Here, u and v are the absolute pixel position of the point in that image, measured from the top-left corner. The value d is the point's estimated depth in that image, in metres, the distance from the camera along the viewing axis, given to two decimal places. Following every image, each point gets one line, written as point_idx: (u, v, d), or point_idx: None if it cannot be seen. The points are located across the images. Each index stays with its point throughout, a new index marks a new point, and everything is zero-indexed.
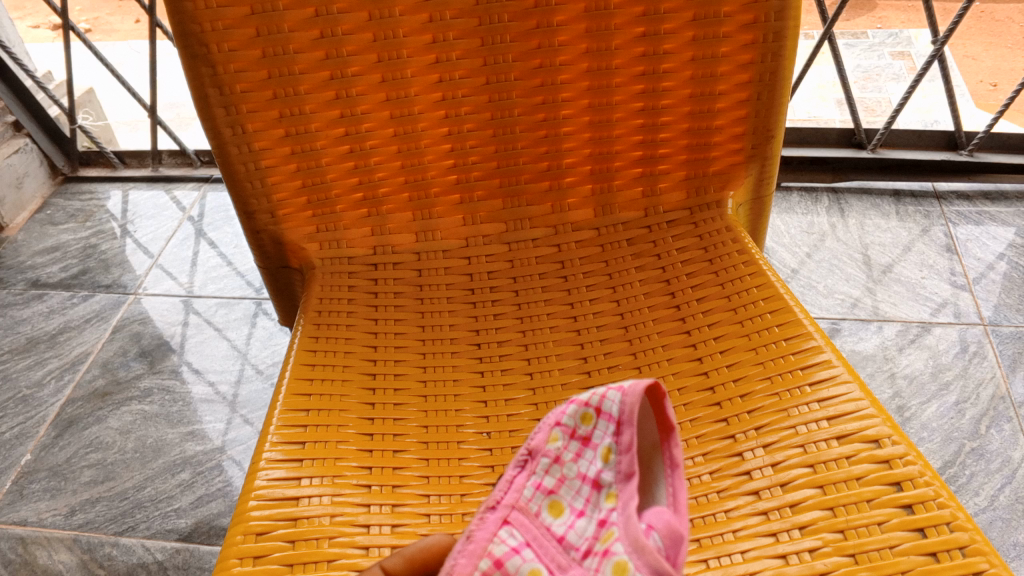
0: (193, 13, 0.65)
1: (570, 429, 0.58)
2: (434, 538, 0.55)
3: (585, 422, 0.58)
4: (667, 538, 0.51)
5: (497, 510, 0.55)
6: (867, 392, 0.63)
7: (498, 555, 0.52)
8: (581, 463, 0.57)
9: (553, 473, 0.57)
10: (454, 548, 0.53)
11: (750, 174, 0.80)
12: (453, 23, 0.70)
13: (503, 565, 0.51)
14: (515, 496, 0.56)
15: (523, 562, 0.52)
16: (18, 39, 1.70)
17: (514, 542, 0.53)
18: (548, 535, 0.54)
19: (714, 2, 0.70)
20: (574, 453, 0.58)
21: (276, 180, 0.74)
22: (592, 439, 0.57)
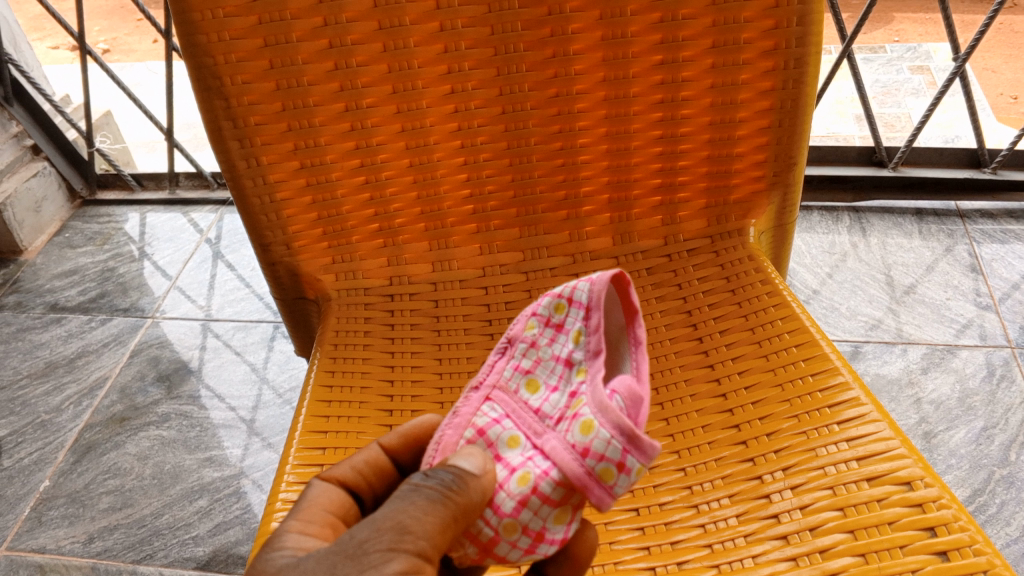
0: (206, 46, 0.64)
1: (544, 318, 0.57)
2: (429, 418, 0.57)
3: (558, 311, 0.57)
4: (629, 400, 0.49)
5: (480, 390, 0.56)
6: (897, 431, 0.61)
7: (480, 426, 0.53)
8: (556, 346, 0.56)
9: (529, 356, 0.56)
10: (443, 423, 0.55)
11: (772, 201, 0.78)
12: (468, 53, 0.69)
13: (484, 434, 0.53)
14: (496, 376, 0.56)
15: (503, 431, 0.53)
16: (37, 65, 1.72)
17: (494, 417, 0.53)
18: (525, 408, 0.53)
19: (734, 29, 0.68)
20: (549, 338, 0.56)
21: (291, 213, 0.74)
22: (565, 324, 0.56)
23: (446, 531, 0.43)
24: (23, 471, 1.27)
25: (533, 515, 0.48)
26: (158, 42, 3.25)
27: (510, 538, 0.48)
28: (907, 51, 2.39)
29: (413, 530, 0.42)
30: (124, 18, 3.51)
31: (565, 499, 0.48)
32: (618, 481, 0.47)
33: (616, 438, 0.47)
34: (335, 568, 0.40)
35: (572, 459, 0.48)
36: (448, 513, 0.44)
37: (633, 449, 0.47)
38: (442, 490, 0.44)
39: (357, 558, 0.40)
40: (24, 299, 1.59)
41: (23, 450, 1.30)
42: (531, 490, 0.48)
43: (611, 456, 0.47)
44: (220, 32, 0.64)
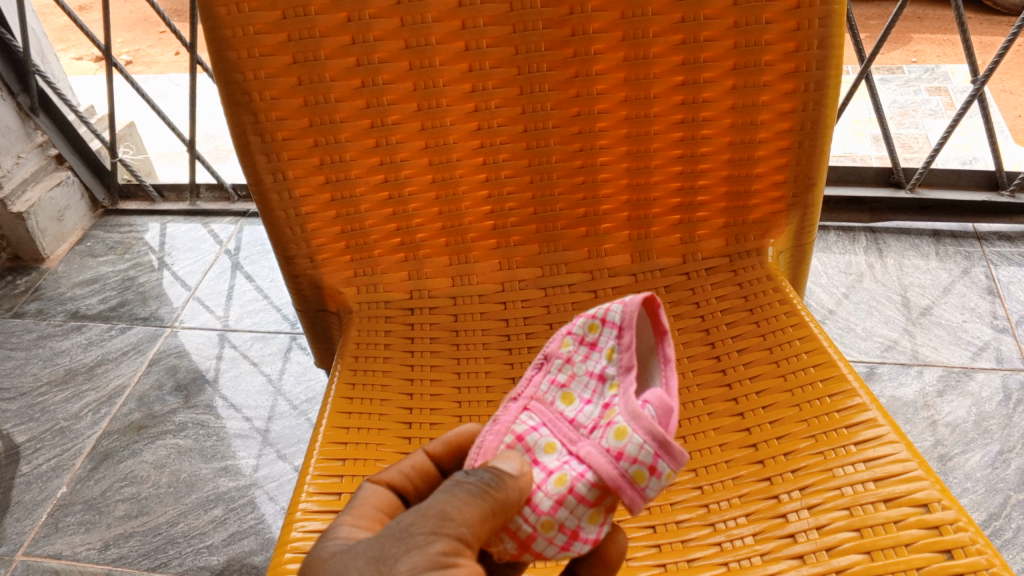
0: (236, 62, 0.66)
1: (579, 336, 0.58)
2: (469, 427, 0.57)
3: (592, 330, 0.58)
4: (660, 410, 0.51)
5: (518, 401, 0.57)
6: (914, 452, 0.61)
7: (519, 433, 0.54)
8: (590, 362, 0.57)
9: (565, 371, 0.58)
10: (483, 430, 0.56)
11: (792, 221, 0.78)
12: (492, 72, 0.70)
13: (523, 439, 0.54)
14: (534, 389, 0.57)
15: (540, 438, 0.54)
16: (63, 76, 1.75)
17: (532, 425, 0.55)
18: (561, 418, 0.55)
19: (755, 51, 0.69)
20: (583, 355, 0.58)
21: (315, 227, 0.75)
22: (598, 343, 0.57)
23: (488, 523, 0.44)
24: (41, 477, 1.28)
25: (569, 514, 0.49)
26: (181, 54, 3.30)
27: (547, 535, 0.49)
28: (925, 72, 2.41)
29: (455, 517, 0.43)
30: (147, 30, 3.56)
31: (600, 500, 0.50)
32: (651, 484, 0.49)
33: (649, 443, 0.48)
34: (382, 550, 0.41)
35: (606, 462, 0.49)
36: (489, 506, 0.44)
37: (664, 454, 0.48)
38: (483, 484, 0.45)
39: (403, 540, 0.41)
40: (45, 307, 1.61)
41: (42, 456, 1.32)
42: (567, 490, 0.49)
43: (644, 460, 0.48)
44: (249, 49, 0.66)
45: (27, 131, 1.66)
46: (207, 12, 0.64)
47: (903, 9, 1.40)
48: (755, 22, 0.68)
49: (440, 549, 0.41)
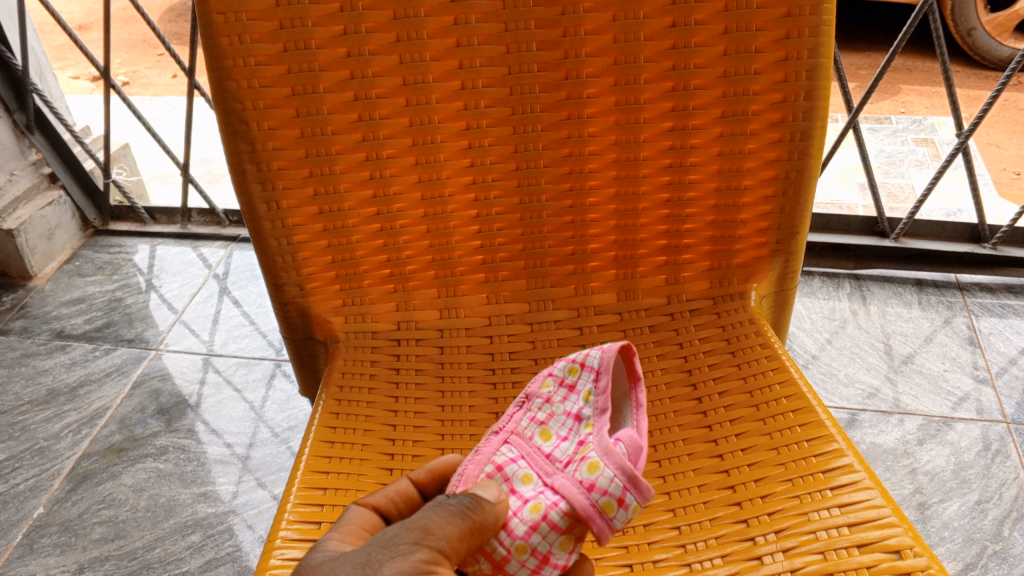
0: (236, 92, 0.67)
1: (559, 379, 0.61)
2: (452, 456, 0.58)
3: (571, 373, 0.61)
4: (631, 448, 0.54)
5: (499, 434, 0.59)
6: (888, 499, 0.62)
7: (498, 462, 0.56)
8: (568, 403, 0.60)
9: (544, 410, 0.60)
10: (464, 459, 0.58)
11: (775, 266, 0.79)
12: (487, 111, 0.72)
13: (502, 469, 0.56)
14: (514, 424, 0.60)
15: (518, 470, 0.56)
16: (60, 96, 1.76)
17: (511, 456, 0.57)
18: (539, 452, 0.57)
19: (743, 100, 0.71)
20: (562, 396, 0.60)
21: (306, 255, 0.75)
22: (576, 386, 0.60)
23: (467, 542, 0.45)
24: (18, 497, 1.27)
25: (542, 540, 0.52)
26: (178, 78, 3.32)
27: (520, 558, 0.51)
28: (912, 124, 2.46)
29: (436, 531, 0.44)
30: (145, 52, 3.59)
31: (570, 528, 0.52)
32: (618, 515, 0.51)
33: (618, 478, 0.52)
34: (368, 557, 0.42)
35: (579, 493, 0.52)
36: (469, 525, 0.46)
37: (632, 488, 0.51)
38: (464, 504, 0.46)
39: (387, 549, 0.42)
40: (30, 325, 1.60)
41: (19, 476, 1.30)
42: (541, 517, 0.52)
43: (613, 492, 0.51)
44: (250, 80, 0.67)
45: (21, 149, 1.67)
46: (210, 42, 0.65)
47: (890, 63, 1.42)
48: (745, 72, 0.70)
49: (421, 558, 0.42)
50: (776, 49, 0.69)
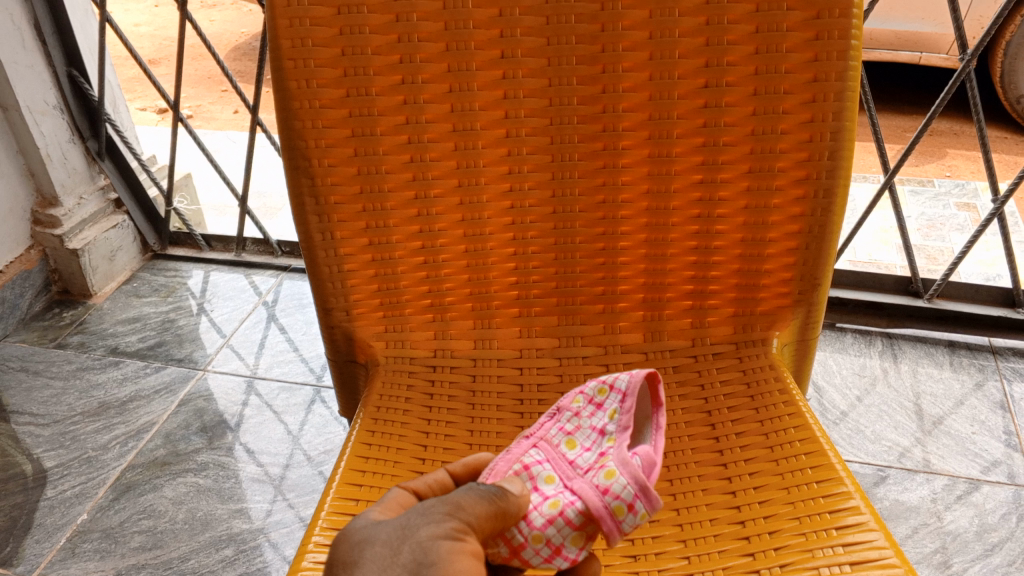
0: (300, 130, 0.73)
1: (589, 396, 0.66)
2: (483, 455, 0.62)
3: (600, 393, 0.66)
4: (645, 461, 0.59)
5: (529, 438, 0.65)
6: (892, 542, 0.64)
7: (525, 462, 0.62)
8: (594, 418, 0.65)
9: (572, 422, 0.65)
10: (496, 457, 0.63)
11: (796, 317, 0.82)
12: (528, 157, 0.77)
13: (528, 468, 0.61)
14: (544, 432, 0.65)
15: (542, 471, 0.61)
16: (131, 126, 1.87)
17: (537, 458, 0.62)
18: (563, 458, 0.62)
19: (770, 158, 0.75)
20: (590, 412, 0.65)
21: (354, 283, 0.81)
22: (604, 404, 0.65)
23: (493, 523, 0.49)
24: (65, 503, 1.33)
25: (557, 532, 0.56)
26: (239, 113, 3.46)
27: (535, 546, 0.55)
28: (955, 189, 2.46)
29: (467, 506, 0.48)
30: (210, 88, 3.75)
31: (583, 526, 0.57)
32: (627, 519, 0.56)
33: (631, 485, 0.56)
34: (406, 522, 0.46)
35: (595, 496, 0.57)
36: (497, 507, 0.50)
37: (643, 497, 0.56)
38: (492, 490, 0.51)
39: (424, 514, 0.47)
40: (87, 340, 1.68)
41: (68, 482, 1.37)
42: (558, 512, 0.56)
43: (625, 497, 0.56)
44: (313, 120, 0.73)
45: (91, 174, 1.77)
46: (280, 85, 0.72)
47: (927, 127, 1.46)
48: (771, 131, 0.74)
49: (454, 527, 0.46)
50: (802, 111, 0.73)
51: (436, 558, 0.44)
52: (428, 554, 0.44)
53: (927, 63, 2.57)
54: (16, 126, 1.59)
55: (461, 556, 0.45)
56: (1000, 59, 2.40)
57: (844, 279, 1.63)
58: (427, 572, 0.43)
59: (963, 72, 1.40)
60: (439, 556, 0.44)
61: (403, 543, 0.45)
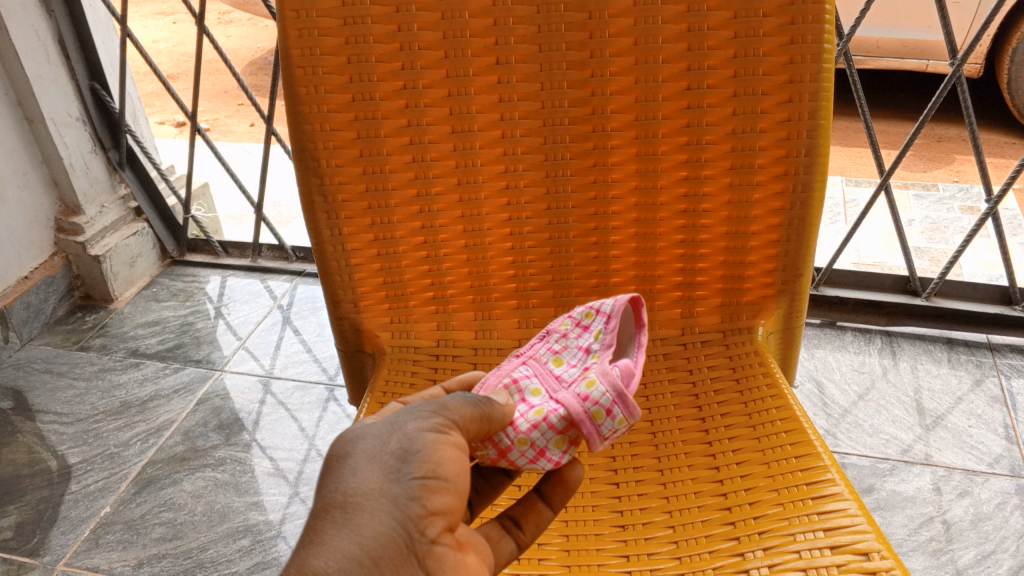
0: (310, 134, 0.78)
1: (577, 319, 0.78)
2: (475, 373, 0.72)
3: (588, 316, 0.77)
4: (624, 372, 0.69)
5: (520, 357, 0.75)
6: (865, 510, 0.68)
7: (515, 376, 0.72)
8: (581, 339, 0.76)
9: (560, 342, 0.77)
10: (489, 372, 0.73)
11: (781, 305, 0.86)
12: (523, 157, 0.82)
13: (516, 381, 0.72)
14: (534, 352, 0.76)
15: (530, 384, 0.72)
16: (151, 137, 1.93)
17: (526, 373, 0.73)
18: (549, 373, 0.73)
19: (750, 154, 0.80)
20: (576, 333, 0.77)
21: (361, 276, 0.86)
22: (590, 326, 0.77)
23: (476, 424, 0.57)
24: (88, 496, 1.39)
25: (540, 436, 0.66)
26: (255, 126, 3.53)
27: (520, 448, 0.65)
28: (959, 191, 2.50)
29: (453, 407, 0.56)
30: (226, 102, 3.84)
31: (565, 431, 0.67)
32: (606, 422, 0.67)
33: (609, 393, 0.67)
34: (397, 417, 0.54)
35: (577, 403, 0.68)
36: (480, 412, 0.58)
37: (619, 403, 0.67)
38: (477, 399, 0.59)
39: (412, 412, 0.54)
40: (109, 343, 1.74)
41: (91, 477, 1.42)
42: (542, 418, 0.67)
43: (604, 403, 0.67)
44: (322, 124, 0.78)
45: (113, 183, 1.83)
46: (291, 91, 0.77)
47: (922, 127, 1.49)
48: (751, 130, 0.79)
49: (439, 423, 0.54)
50: (780, 110, 0.77)
51: (421, 446, 0.52)
52: (415, 443, 0.52)
53: (934, 70, 2.59)
54: (42, 138, 1.65)
55: (444, 446, 0.53)
56: (1008, 65, 2.40)
57: (843, 278, 1.68)
58: (413, 457, 0.51)
59: (953, 75, 1.43)
60: (424, 445, 0.52)
61: (393, 434, 0.53)
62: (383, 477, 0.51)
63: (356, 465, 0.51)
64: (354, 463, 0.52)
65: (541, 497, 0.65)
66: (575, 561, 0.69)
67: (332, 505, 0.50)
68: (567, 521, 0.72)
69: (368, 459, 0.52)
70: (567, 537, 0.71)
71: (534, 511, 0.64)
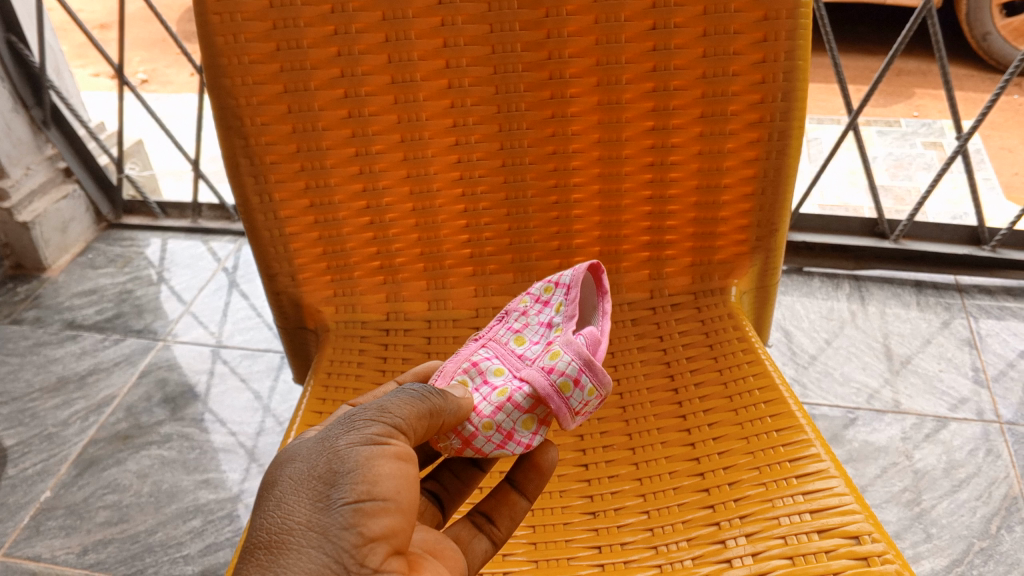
0: (230, 89, 0.70)
1: (536, 295, 0.72)
2: (432, 363, 0.67)
3: (547, 291, 0.72)
4: (590, 340, 0.64)
5: (479, 341, 0.70)
6: (852, 488, 0.63)
7: (474, 359, 0.67)
8: (541, 314, 0.70)
9: (520, 321, 0.71)
10: (445, 361, 0.68)
11: (755, 262, 0.81)
12: (473, 109, 0.74)
13: (476, 365, 0.66)
14: (493, 334, 0.70)
15: (492, 367, 0.66)
16: (77, 92, 1.79)
17: (486, 355, 0.67)
18: (511, 353, 0.67)
19: (722, 100, 0.73)
20: (536, 309, 0.71)
21: (298, 247, 0.78)
22: (550, 300, 0.71)
23: (423, 421, 0.52)
24: (26, 481, 1.30)
25: (506, 418, 0.61)
26: (195, 77, 3.36)
27: (486, 433, 0.60)
28: (921, 126, 2.46)
29: (393, 409, 0.50)
30: (164, 51, 3.65)
31: (533, 409, 0.62)
32: (574, 395, 0.61)
33: (575, 361, 0.61)
34: (330, 434, 0.48)
35: (542, 376, 0.62)
36: (426, 408, 0.52)
37: (588, 371, 0.61)
38: (423, 393, 0.53)
39: (346, 424, 0.49)
40: (43, 315, 1.64)
41: (28, 460, 1.34)
42: (506, 399, 0.62)
43: (570, 373, 0.61)
44: (244, 77, 0.70)
45: (38, 144, 1.69)
46: (206, 41, 0.68)
47: (889, 65, 1.41)
48: (722, 74, 0.72)
49: (376, 433, 0.48)
50: (753, 51, 0.71)
51: (352, 465, 0.46)
52: (345, 463, 0.46)
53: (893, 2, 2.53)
54: None
55: (380, 461, 0.46)
56: None
57: (811, 223, 1.61)
58: (343, 480, 0.45)
59: (923, 9, 1.37)
60: (355, 464, 0.46)
61: (322, 455, 0.47)
62: (312, 508, 0.45)
63: (283, 497, 0.46)
64: (281, 492, 0.46)
65: (513, 487, 0.61)
66: (542, 556, 0.63)
67: (259, 547, 0.44)
68: (532, 510, 0.67)
69: (296, 486, 0.46)
70: (533, 528, 0.65)
71: (507, 504, 0.60)
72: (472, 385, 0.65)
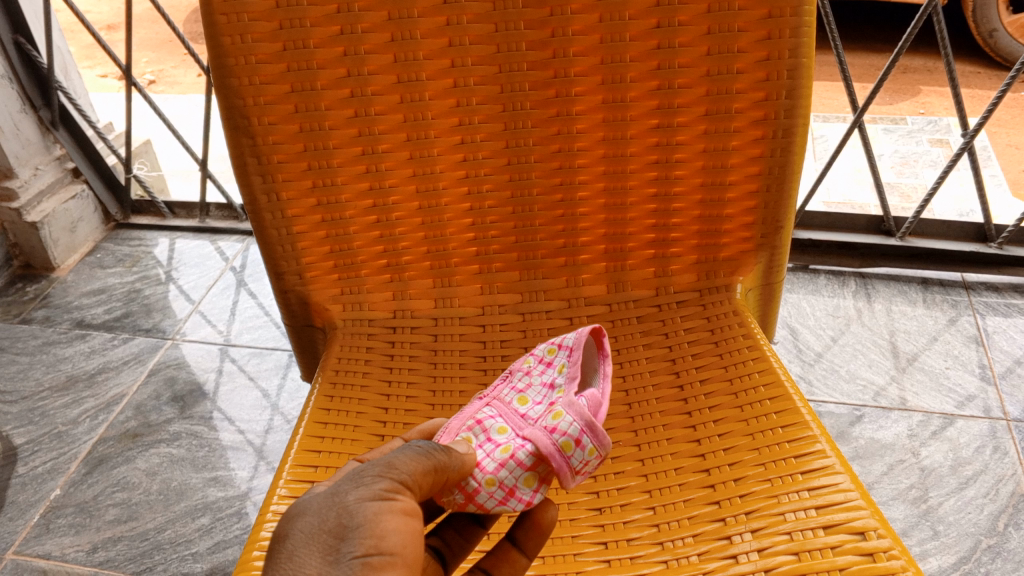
0: (238, 89, 0.70)
1: (539, 356, 0.73)
2: (436, 420, 0.67)
3: (550, 352, 0.73)
4: (591, 401, 0.65)
5: (482, 399, 0.70)
6: (858, 484, 0.63)
7: (478, 417, 0.67)
8: (545, 374, 0.71)
9: (523, 381, 0.71)
10: (449, 420, 0.67)
11: (760, 260, 0.82)
12: (479, 108, 0.75)
13: (480, 422, 0.66)
14: (497, 393, 0.70)
15: (495, 426, 0.66)
16: (85, 92, 1.80)
17: (489, 414, 0.67)
18: (514, 412, 0.68)
19: (726, 98, 0.73)
20: (540, 369, 0.72)
21: (305, 245, 0.79)
22: (553, 361, 0.72)
23: (427, 478, 0.52)
24: (37, 479, 1.31)
25: (508, 474, 0.61)
26: (201, 77, 3.38)
27: (489, 489, 0.60)
28: (928, 124, 2.45)
29: (400, 466, 0.50)
30: (172, 51, 3.67)
31: (535, 467, 0.62)
32: (575, 454, 0.62)
33: (577, 422, 0.63)
34: (338, 487, 0.48)
35: (545, 436, 0.63)
36: (430, 465, 0.53)
37: (589, 433, 0.62)
38: (427, 450, 0.53)
39: (354, 478, 0.49)
40: (52, 314, 1.65)
41: (39, 458, 1.35)
42: (509, 456, 0.62)
43: (572, 433, 0.62)
44: (251, 77, 0.70)
45: (46, 144, 1.70)
46: (213, 41, 0.69)
47: (895, 61, 1.40)
48: (727, 72, 0.72)
49: (383, 488, 0.48)
50: (758, 49, 0.71)
51: (361, 520, 0.46)
52: (354, 517, 0.46)
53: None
54: None
55: (387, 517, 0.47)
56: None
57: (816, 220, 1.61)
58: (352, 534, 0.46)
59: (928, 5, 1.36)
60: (365, 518, 0.46)
61: (331, 507, 0.47)
62: (321, 561, 0.45)
63: (293, 548, 0.46)
64: (291, 545, 0.46)
65: (514, 544, 0.59)
66: (549, 552, 0.64)
67: None
68: None
69: (305, 539, 0.46)
70: None
71: (508, 561, 0.58)
72: (476, 442, 0.65)
